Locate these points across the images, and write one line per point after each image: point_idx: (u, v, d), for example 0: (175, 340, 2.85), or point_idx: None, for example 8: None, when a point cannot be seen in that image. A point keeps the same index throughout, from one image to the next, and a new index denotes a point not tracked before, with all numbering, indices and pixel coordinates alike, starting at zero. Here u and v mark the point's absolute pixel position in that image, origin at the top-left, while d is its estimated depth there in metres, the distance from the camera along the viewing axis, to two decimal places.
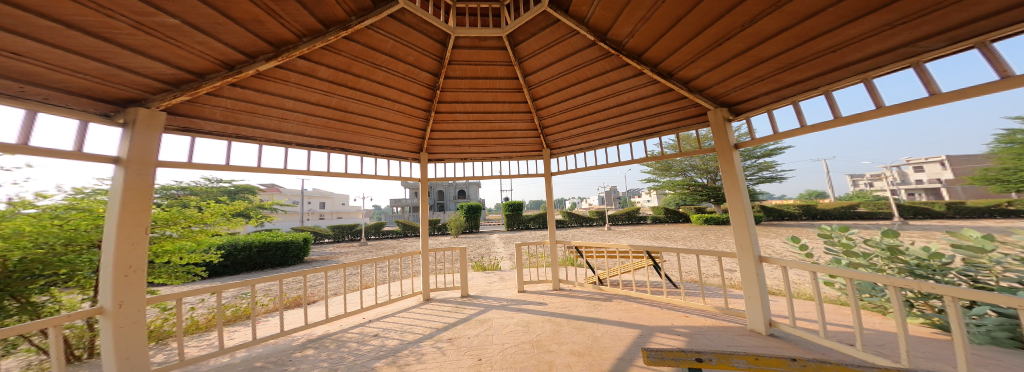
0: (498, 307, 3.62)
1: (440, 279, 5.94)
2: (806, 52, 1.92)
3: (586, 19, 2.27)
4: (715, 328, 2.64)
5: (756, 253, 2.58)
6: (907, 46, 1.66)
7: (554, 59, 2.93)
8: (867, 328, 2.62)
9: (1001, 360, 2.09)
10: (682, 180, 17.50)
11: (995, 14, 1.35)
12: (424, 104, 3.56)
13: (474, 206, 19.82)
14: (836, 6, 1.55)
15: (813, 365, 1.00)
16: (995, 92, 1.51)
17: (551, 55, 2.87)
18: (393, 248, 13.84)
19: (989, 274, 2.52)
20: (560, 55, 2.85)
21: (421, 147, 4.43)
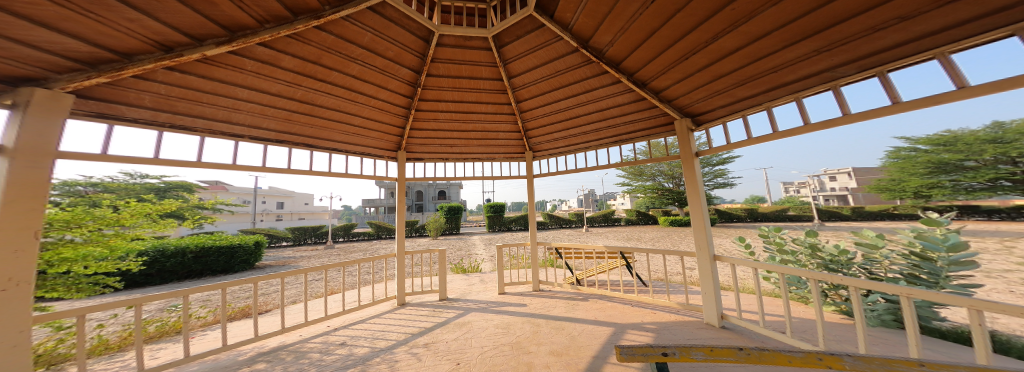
0: (476, 310, 3.58)
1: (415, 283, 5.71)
2: (754, 71, 2.17)
3: (570, 25, 2.36)
4: (677, 323, 2.87)
5: (711, 252, 2.85)
6: (829, 71, 1.96)
7: (538, 62, 2.98)
8: (796, 316, 3.03)
9: (889, 338, 2.55)
10: (651, 184, 18.76)
11: (890, 49, 1.66)
12: (404, 101, 3.42)
13: (455, 207, 19.26)
14: (780, 30, 1.78)
15: (755, 353, 1.11)
16: (888, 116, 1.84)
17: (535, 58, 2.93)
18: (362, 251, 12.97)
19: (880, 267, 3.06)
20: (544, 59, 2.92)
21: (399, 145, 4.24)
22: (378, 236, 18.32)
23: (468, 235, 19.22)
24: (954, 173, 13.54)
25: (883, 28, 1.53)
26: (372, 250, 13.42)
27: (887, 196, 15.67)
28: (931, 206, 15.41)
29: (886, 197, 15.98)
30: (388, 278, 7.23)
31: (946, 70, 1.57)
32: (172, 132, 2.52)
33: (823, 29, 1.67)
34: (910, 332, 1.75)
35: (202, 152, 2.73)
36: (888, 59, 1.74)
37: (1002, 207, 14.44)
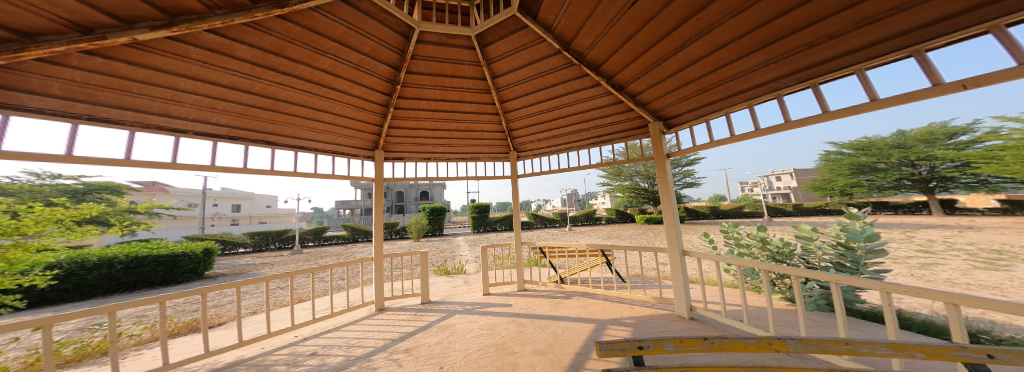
0: (460, 312, 3.52)
1: (394, 287, 5.49)
2: (716, 78, 2.37)
3: (553, 27, 2.40)
4: (653, 316, 3.04)
5: (680, 248, 3.05)
6: (775, 82, 2.19)
7: (522, 63, 3.00)
8: (752, 305, 3.34)
9: (822, 321, 2.92)
10: (629, 184, 19.70)
11: (821, 63, 1.90)
12: (382, 98, 3.27)
13: (439, 208, 18.76)
14: (736, 42, 1.95)
15: (717, 342, 1.19)
16: (820, 123, 2.09)
17: (519, 59, 2.93)
18: (335, 256, 12.17)
19: (815, 257, 3.48)
20: (527, 60, 2.94)
21: (376, 144, 4.05)
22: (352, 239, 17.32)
23: (451, 236, 18.83)
24: (871, 174, 15.94)
25: (817, 44, 1.76)
26: (346, 254, 12.67)
27: (821, 193, 17.92)
28: (855, 202, 17.91)
29: (819, 195, 18.25)
30: (365, 283, 6.89)
31: (860, 84, 1.83)
32: (89, 125, 2.18)
33: (771, 42, 1.86)
34: (839, 314, 2.01)
35: (131, 149, 2.40)
36: (820, 72, 1.97)
37: (904, 203, 17.11)
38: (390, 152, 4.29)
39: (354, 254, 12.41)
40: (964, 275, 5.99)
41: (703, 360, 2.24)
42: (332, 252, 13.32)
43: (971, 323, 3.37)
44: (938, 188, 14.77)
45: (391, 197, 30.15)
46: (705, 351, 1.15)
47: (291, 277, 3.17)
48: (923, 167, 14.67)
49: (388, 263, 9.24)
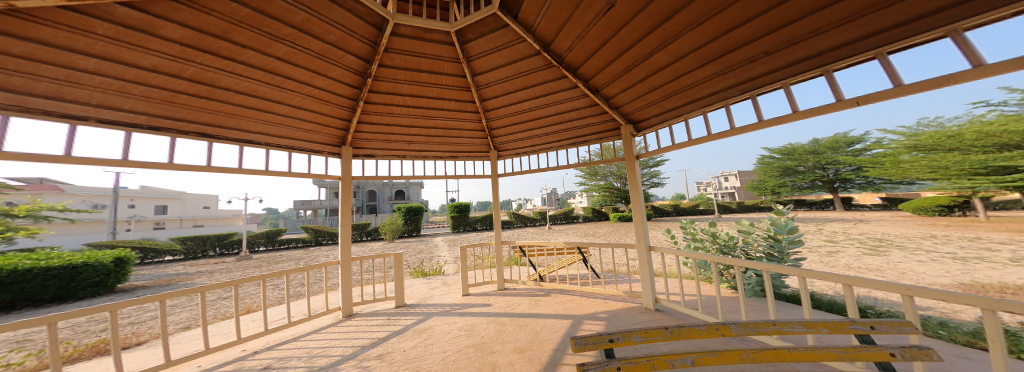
0: (438, 314, 3.41)
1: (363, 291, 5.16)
2: (677, 86, 2.59)
3: (533, 28, 2.42)
4: (624, 310, 3.23)
5: (647, 243, 3.28)
6: (723, 92, 2.46)
7: (503, 62, 2.98)
8: (706, 294, 3.70)
9: (758, 305, 3.35)
10: (604, 184, 20.73)
11: (761, 77, 2.19)
12: (351, 91, 3.04)
13: (416, 208, 17.92)
14: (693, 53, 2.16)
15: (677, 331, 1.31)
16: (756, 131, 2.38)
17: (499, 58, 2.91)
18: (292, 261, 11.03)
19: (751, 249, 3.97)
20: (508, 59, 2.92)
21: (343, 139, 3.76)
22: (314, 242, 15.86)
23: (429, 237, 18.16)
24: (793, 175, 18.64)
25: (756, 60, 2.03)
26: (307, 258, 11.58)
27: (756, 192, 20.52)
28: (785, 200, 20.77)
29: (756, 193, 20.88)
30: (330, 289, 6.37)
31: (786, 97, 2.13)
32: None
33: (722, 55, 2.09)
34: (768, 298, 2.31)
35: (2, 138, 1.92)
36: (759, 84, 2.26)
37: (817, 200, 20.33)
38: (360, 148, 4.02)
39: (317, 258, 11.40)
40: (856, 260, 7.30)
41: (667, 349, 2.41)
42: (291, 257, 12.08)
43: (861, 300, 4.13)
44: (840, 188, 17.76)
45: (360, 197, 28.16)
46: (666, 339, 1.26)
47: (234, 287, 2.80)
48: (830, 170, 17.63)
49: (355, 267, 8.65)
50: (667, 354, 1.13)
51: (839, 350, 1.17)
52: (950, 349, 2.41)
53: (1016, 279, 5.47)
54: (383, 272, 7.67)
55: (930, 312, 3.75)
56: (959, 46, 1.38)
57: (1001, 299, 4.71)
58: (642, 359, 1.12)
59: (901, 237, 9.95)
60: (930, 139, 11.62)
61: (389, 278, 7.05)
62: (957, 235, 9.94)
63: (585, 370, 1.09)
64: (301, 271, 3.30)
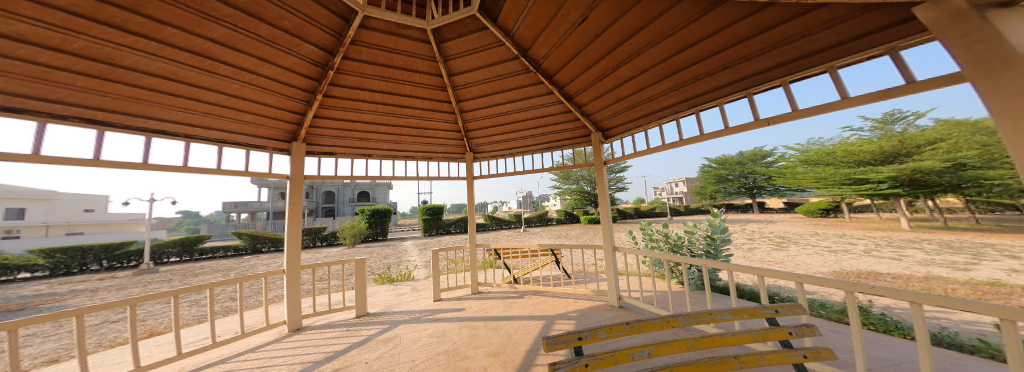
0: (405, 321, 3.21)
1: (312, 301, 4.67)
2: (639, 98, 2.84)
3: (511, 33, 2.44)
4: (592, 308, 3.36)
5: (612, 244, 3.46)
6: (677, 105, 2.77)
7: (480, 64, 2.93)
8: (661, 290, 4.05)
9: (698, 297, 3.76)
10: (575, 188, 22.22)
11: (706, 94, 2.51)
12: (307, 82, 2.74)
13: (381, 210, 16.74)
14: (652, 69, 2.40)
15: (636, 325, 1.39)
16: (699, 142, 2.70)
17: (477, 59, 2.86)
18: (224, 272, 9.52)
19: (693, 247, 4.45)
20: (486, 61, 2.88)
21: (294, 134, 3.36)
22: (251, 249, 13.88)
23: (399, 241, 17.11)
24: (725, 183, 21.48)
25: (702, 78, 2.34)
26: (241, 268, 10.10)
27: (699, 196, 23.20)
28: (723, 204, 23.82)
29: (699, 198, 23.61)
30: (274, 301, 5.61)
31: (721, 114, 2.49)
32: None
33: (676, 72, 2.36)
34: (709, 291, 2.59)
35: None
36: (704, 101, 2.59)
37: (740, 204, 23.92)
38: (315, 144, 3.63)
39: (256, 268, 10.00)
40: (766, 254, 8.68)
41: (629, 343, 2.57)
42: (219, 268, 10.42)
43: (771, 288, 4.93)
44: (757, 193, 20.86)
45: (316, 198, 25.53)
46: (628, 334, 1.33)
47: (128, 308, 2.27)
48: (750, 178, 20.66)
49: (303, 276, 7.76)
50: (627, 348, 1.20)
51: (755, 333, 1.37)
52: (827, 325, 2.98)
53: (875, 267, 7.03)
54: (343, 280, 7.00)
55: (816, 295, 4.63)
56: (833, 80, 1.84)
57: (860, 282, 6.00)
58: (607, 354, 1.17)
59: (810, 234, 12.04)
60: (816, 155, 14.26)
61: (350, 286, 6.44)
62: (842, 232, 12.37)
63: (555, 369, 1.11)
64: (228, 283, 2.83)
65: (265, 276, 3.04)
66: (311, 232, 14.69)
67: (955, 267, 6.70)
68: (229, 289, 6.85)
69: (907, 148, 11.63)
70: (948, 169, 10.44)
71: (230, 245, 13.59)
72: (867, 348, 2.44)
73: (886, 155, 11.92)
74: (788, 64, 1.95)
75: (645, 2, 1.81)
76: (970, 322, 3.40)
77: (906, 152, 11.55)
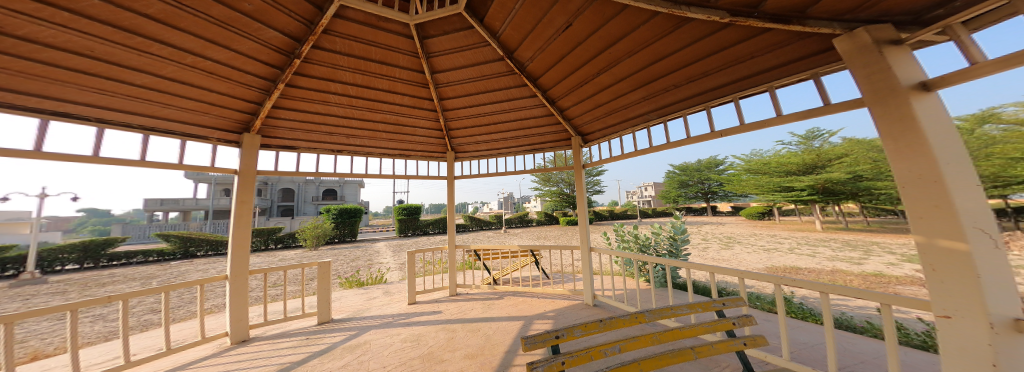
0: (376, 326, 3.04)
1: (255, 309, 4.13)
2: (617, 105, 2.98)
3: (497, 34, 2.41)
4: (568, 307, 3.44)
5: (588, 244, 3.57)
6: (649, 114, 2.95)
7: (465, 63, 2.84)
8: (630, 288, 4.28)
9: (662, 294, 4.03)
10: (555, 190, 23.15)
11: (673, 105, 2.72)
12: (269, 70, 2.49)
13: (350, 209, 15.81)
14: (628, 79, 2.54)
15: (609, 321, 1.45)
16: (665, 150, 2.89)
17: (462, 58, 2.77)
18: (152, 279, 8.34)
19: (658, 247, 4.76)
20: (471, 60, 2.81)
21: (248, 125, 3.03)
22: (181, 254, 12.17)
23: (370, 242, 16.21)
24: (685, 188, 23.19)
25: (670, 90, 2.52)
26: (166, 276, 8.82)
27: (664, 200, 24.79)
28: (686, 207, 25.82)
29: (664, 201, 25.36)
30: (214, 312, 4.98)
31: (684, 124, 2.71)
32: None
33: (649, 82, 2.51)
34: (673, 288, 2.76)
35: None
36: (671, 111, 2.80)
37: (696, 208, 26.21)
38: (273, 136, 3.31)
39: (189, 274, 8.78)
40: (716, 253, 9.55)
41: (601, 340, 2.66)
42: (136, 276, 8.91)
43: (722, 284, 5.44)
44: (711, 198, 22.97)
45: (273, 196, 23.30)
46: (602, 331, 1.37)
47: (3, 327, 1.89)
48: (705, 184, 22.58)
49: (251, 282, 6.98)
50: (600, 344, 1.25)
51: (708, 324, 1.51)
52: (762, 315, 3.33)
53: (808, 263, 8.04)
54: (305, 285, 6.45)
55: (753, 289, 5.26)
56: (772, 98, 2.12)
57: (785, 276, 6.87)
58: (581, 351, 1.21)
59: (758, 235, 13.42)
60: (756, 165, 15.80)
61: (312, 292, 5.94)
62: (782, 232, 13.96)
63: (532, 368, 1.12)
64: (151, 293, 2.47)
65: (201, 283, 2.70)
66: (265, 233, 13.47)
67: (852, 261, 7.98)
68: (151, 300, 5.89)
69: (821, 161, 13.73)
70: (847, 178, 12.64)
71: (150, 249, 11.52)
72: (792, 334, 2.76)
73: (807, 166, 13.95)
74: (740, 81, 2.19)
75: (624, 15, 1.89)
76: (860, 307, 4.09)
77: (820, 164, 13.62)
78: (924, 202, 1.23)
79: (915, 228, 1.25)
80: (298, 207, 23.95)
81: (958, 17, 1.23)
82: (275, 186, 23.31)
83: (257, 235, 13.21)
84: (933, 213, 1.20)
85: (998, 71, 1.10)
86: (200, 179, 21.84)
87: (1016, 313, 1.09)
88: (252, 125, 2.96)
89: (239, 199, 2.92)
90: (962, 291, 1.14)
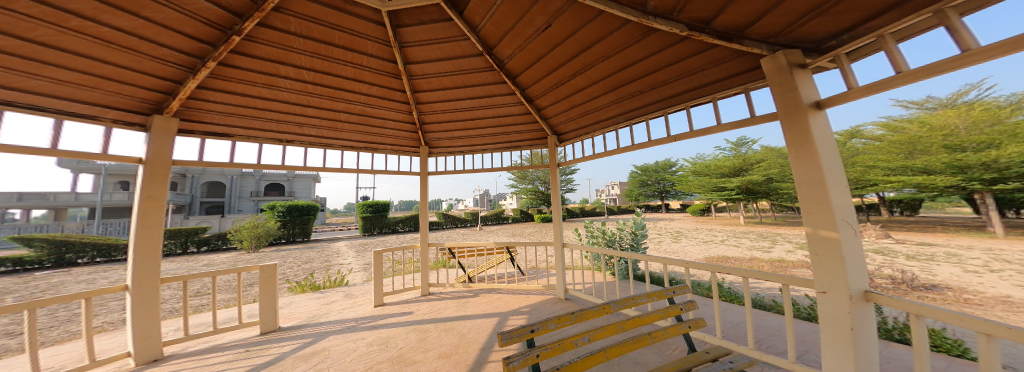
0: (337, 332, 2.83)
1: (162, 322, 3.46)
2: (591, 106, 3.08)
3: (477, 29, 2.31)
4: (541, 302, 3.52)
5: (561, 240, 3.66)
6: (619, 117, 3.12)
7: (442, 56, 2.70)
8: (596, 281, 4.53)
9: (626, 285, 4.31)
10: (531, 188, 23.53)
11: (637, 109, 2.90)
12: (195, 45, 2.06)
13: (300, 206, 14.42)
14: (600, 82, 2.64)
15: (581, 314, 1.50)
16: (629, 152, 3.06)
17: (439, 51, 2.63)
18: (30, 293, 6.72)
19: (624, 242, 5.06)
20: (449, 54, 2.67)
21: (161, 104, 2.55)
22: (52, 262, 9.45)
23: (327, 242, 15.00)
24: (646, 187, 24.99)
25: (636, 95, 2.68)
26: (26, 291, 6.98)
27: (628, 198, 26.42)
28: (648, 204, 27.85)
29: (628, 199, 27.06)
30: (105, 330, 4.16)
31: (646, 128, 2.90)
32: None
33: (620, 86, 2.62)
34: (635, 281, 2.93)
35: None
36: (635, 115, 2.99)
37: (653, 205, 28.49)
38: (196, 120, 2.84)
39: (64, 288, 7.11)
40: (670, 246, 10.47)
41: (573, 331, 2.79)
42: None
43: (675, 274, 6.02)
44: (666, 196, 25.08)
45: (194, 190, 20.59)
46: (573, 323, 1.43)
47: None
48: (661, 183, 24.59)
49: (164, 292, 5.91)
50: (572, 335, 1.29)
51: (661, 311, 1.64)
52: (704, 299, 3.74)
53: (747, 254, 9.18)
54: (241, 291, 5.78)
55: (696, 277, 5.93)
56: (714, 108, 2.37)
57: (722, 263, 7.83)
58: (555, 343, 1.24)
59: (707, 229, 14.87)
60: (702, 167, 17.55)
61: (252, 299, 5.33)
62: (724, 226, 15.68)
63: (509, 362, 1.11)
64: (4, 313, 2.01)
65: (86, 296, 2.26)
66: (183, 234, 11.56)
67: (763, 249, 9.39)
68: (4, 324, 4.73)
69: (744, 165, 15.84)
70: (763, 180, 14.85)
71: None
72: (724, 314, 3.16)
73: (734, 170, 15.98)
74: (691, 91, 2.41)
75: (600, 20, 1.93)
76: (769, 288, 4.89)
77: (744, 168, 15.73)
78: (812, 201, 1.65)
79: (808, 221, 1.66)
80: (232, 204, 21.36)
81: (846, 48, 1.55)
82: (198, 179, 20.68)
83: (171, 237, 11.23)
84: (818, 209, 1.61)
85: (863, 96, 1.43)
86: (83, 169, 18.47)
87: (864, 285, 1.53)
88: (168, 106, 2.50)
89: (144, 193, 2.40)
90: (835, 272, 1.56)
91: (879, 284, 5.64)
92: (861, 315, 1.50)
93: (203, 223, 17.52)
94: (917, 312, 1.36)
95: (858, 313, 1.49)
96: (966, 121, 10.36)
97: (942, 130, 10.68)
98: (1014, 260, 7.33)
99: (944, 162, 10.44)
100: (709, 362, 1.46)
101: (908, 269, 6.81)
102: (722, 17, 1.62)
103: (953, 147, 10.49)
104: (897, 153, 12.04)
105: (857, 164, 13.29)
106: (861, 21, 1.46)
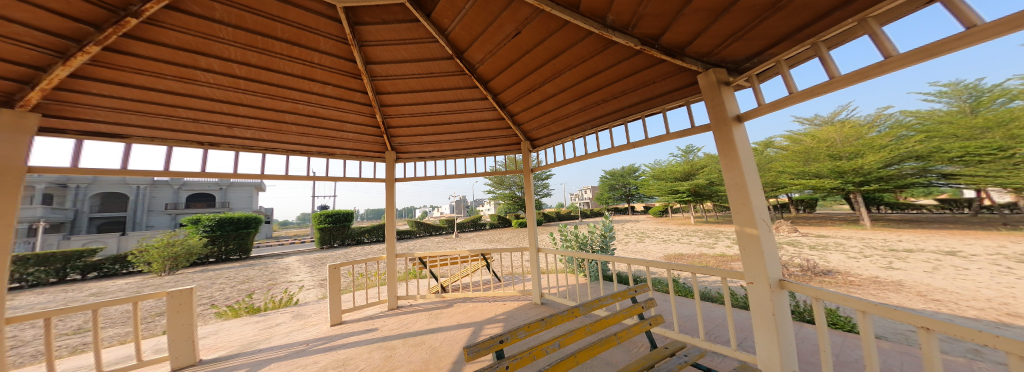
0: (282, 358, 2.53)
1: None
2: (560, 113, 3.16)
3: (446, 32, 2.26)
4: (518, 308, 3.48)
5: (535, 245, 3.67)
6: (586, 123, 3.24)
7: (408, 57, 2.61)
8: (568, 284, 4.63)
9: (597, 286, 4.46)
10: (508, 193, 23.79)
11: (600, 116, 3.04)
12: (67, 24, 1.60)
13: (227, 219, 12.82)
14: (567, 90, 2.74)
15: (549, 320, 1.48)
16: (596, 156, 3.19)
17: (404, 52, 2.53)
18: None
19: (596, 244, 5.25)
20: (416, 56, 2.59)
21: (15, 96, 1.99)
22: None
23: (274, 258, 13.54)
24: (614, 191, 26.42)
25: (601, 103, 2.80)
26: None
27: (599, 202, 27.54)
28: (616, 208, 29.36)
29: (599, 203, 28.29)
30: None
31: (610, 135, 3.04)
32: None
33: (586, 94, 2.72)
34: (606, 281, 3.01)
35: None
36: (598, 122, 3.14)
37: (620, 208, 30.14)
38: (70, 116, 2.35)
39: None
40: (638, 246, 11.10)
41: (547, 336, 2.79)
42: None
43: (640, 272, 6.44)
44: (632, 199, 26.70)
45: (80, 204, 17.93)
46: (543, 330, 1.42)
47: None
48: (628, 187, 26.21)
49: (27, 334, 4.72)
50: (542, 342, 1.28)
51: (624, 311, 1.68)
52: (661, 295, 4.01)
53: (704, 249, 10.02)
54: (143, 322, 4.90)
55: (658, 274, 6.38)
56: (663, 118, 2.55)
57: (683, 260, 8.44)
58: (524, 352, 1.21)
59: (666, 229, 15.96)
60: (658, 172, 18.91)
61: (160, 332, 4.58)
62: (680, 225, 16.97)
63: None
64: None
65: None
66: (60, 259, 9.37)
67: (708, 245, 10.39)
68: None
69: (693, 170, 17.43)
70: (707, 184, 16.52)
71: None
72: (680, 308, 3.39)
73: (685, 174, 17.50)
74: (646, 101, 2.58)
75: (564, 30, 2.00)
76: (713, 280, 5.46)
77: (692, 173, 17.32)
78: (738, 202, 1.85)
79: (736, 220, 1.84)
80: (136, 218, 18.60)
81: (755, 70, 1.82)
82: (86, 191, 18.20)
83: (39, 264, 8.98)
84: (742, 209, 1.81)
85: (768, 112, 1.75)
86: None
87: (779, 275, 1.74)
88: (23, 97, 1.93)
89: None
90: (757, 264, 1.75)
91: (791, 271, 6.52)
92: (779, 301, 1.70)
93: (89, 244, 14.50)
94: (815, 294, 1.59)
95: (777, 301, 1.70)
96: (841, 136, 12.99)
97: (825, 142, 13.16)
98: (878, 246, 9.01)
99: (829, 168, 12.75)
100: (667, 358, 1.52)
101: (809, 257, 7.91)
102: (668, 34, 1.75)
103: (833, 155, 12.93)
104: (797, 161, 14.32)
105: (771, 170, 15.28)
106: (768, 47, 1.72)
